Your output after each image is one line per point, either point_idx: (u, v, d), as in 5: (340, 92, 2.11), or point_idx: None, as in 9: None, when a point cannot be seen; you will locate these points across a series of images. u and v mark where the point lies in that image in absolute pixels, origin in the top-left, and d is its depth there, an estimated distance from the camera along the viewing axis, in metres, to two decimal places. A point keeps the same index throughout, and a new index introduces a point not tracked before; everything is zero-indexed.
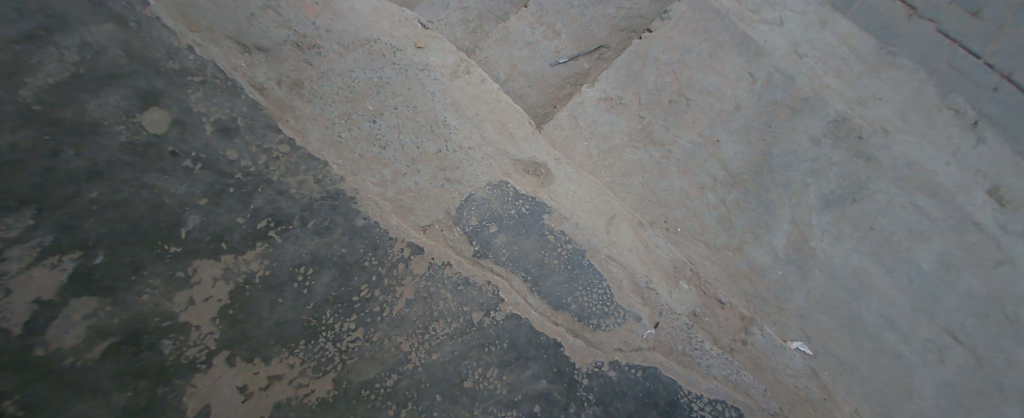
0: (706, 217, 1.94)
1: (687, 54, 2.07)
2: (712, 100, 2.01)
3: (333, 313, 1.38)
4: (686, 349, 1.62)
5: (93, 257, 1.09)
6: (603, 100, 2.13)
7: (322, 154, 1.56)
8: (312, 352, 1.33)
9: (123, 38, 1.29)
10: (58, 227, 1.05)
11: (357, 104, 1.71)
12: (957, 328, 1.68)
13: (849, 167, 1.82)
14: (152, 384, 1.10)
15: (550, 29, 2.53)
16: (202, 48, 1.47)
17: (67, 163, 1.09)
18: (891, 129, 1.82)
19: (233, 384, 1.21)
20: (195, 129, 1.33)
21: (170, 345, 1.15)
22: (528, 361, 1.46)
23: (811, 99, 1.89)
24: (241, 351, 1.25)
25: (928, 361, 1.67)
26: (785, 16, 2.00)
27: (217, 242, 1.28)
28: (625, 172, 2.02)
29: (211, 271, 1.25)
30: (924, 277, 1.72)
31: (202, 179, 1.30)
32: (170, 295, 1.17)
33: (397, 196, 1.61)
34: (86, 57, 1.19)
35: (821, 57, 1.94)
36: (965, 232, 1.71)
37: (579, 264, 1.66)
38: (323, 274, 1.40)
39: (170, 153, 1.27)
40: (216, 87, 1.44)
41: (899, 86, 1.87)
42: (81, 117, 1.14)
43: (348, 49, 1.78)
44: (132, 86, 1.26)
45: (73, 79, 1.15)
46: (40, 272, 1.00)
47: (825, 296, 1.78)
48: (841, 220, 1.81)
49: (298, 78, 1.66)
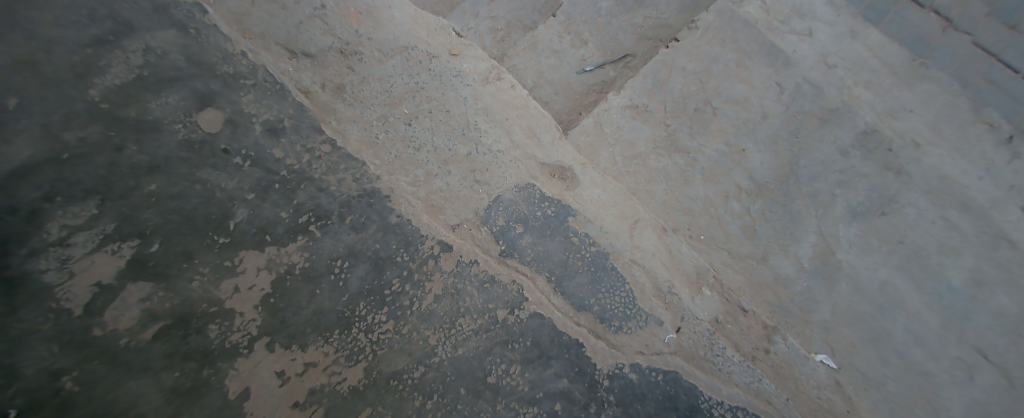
0: (730, 225, 1.94)
1: (714, 63, 2.09)
2: (738, 110, 2.02)
3: (365, 305, 1.45)
4: (708, 355, 1.60)
5: (150, 245, 1.18)
6: (629, 107, 2.17)
7: (361, 155, 1.64)
8: (345, 342, 1.40)
9: (184, 43, 1.40)
10: (118, 217, 1.15)
11: (394, 107, 1.80)
12: (988, 346, 1.64)
13: (879, 179, 1.81)
14: (197, 365, 1.18)
15: (578, 38, 2.60)
16: (253, 53, 1.57)
17: (130, 158, 1.20)
18: (922, 142, 1.80)
19: (272, 369, 1.28)
20: (246, 129, 1.43)
21: (216, 329, 1.23)
22: (550, 359, 1.50)
23: (840, 109, 1.88)
24: (280, 338, 1.32)
25: (957, 380, 1.64)
26: (815, 26, 2.00)
27: (261, 234, 1.37)
28: (650, 179, 2.03)
29: (255, 261, 1.34)
30: (955, 294, 1.69)
31: (250, 175, 1.40)
32: (218, 283, 1.26)
33: (429, 196, 1.69)
34: (149, 60, 1.30)
35: (851, 68, 1.93)
36: (997, 249, 1.67)
37: (603, 267, 1.69)
38: (358, 268, 1.48)
39: (223, 151, 1.37)
40: (266, 90, 1.54)
41: (932, 99, 1.86)
42: (144, 116, 1.25)
43: (387, 56, 1.87)
44: (190, 88, 1.36)
45: (137, 81, 1.26)
46: (101, 258, 1.09)
47: (850, 309, 1.77)
48: (869, 232, 1.80)
49: (341, 82, 1.76)
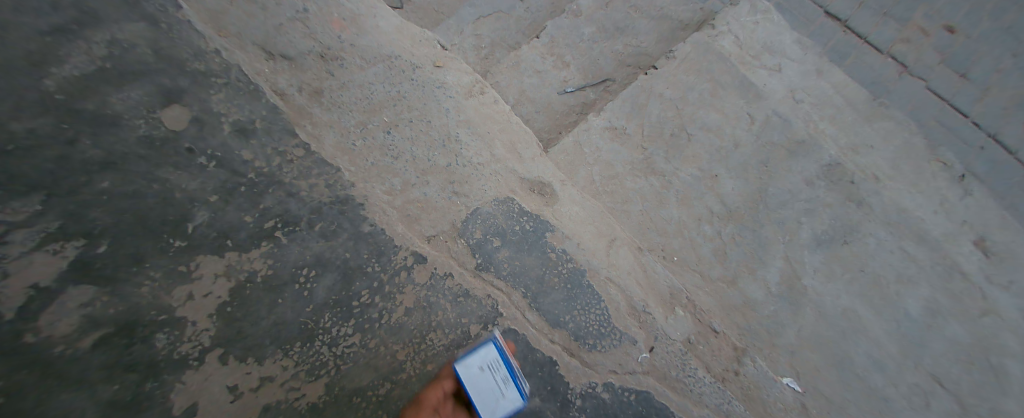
0: (702, 248, 1.92)
1: (690, 91, 2.11)
2: (712, 137, 2.05)
3: (331, 317, 1.39)
4: (680, 375, 1.62)
5: (97, 246, 1.10)
6: (608, 129, 2.10)
7: (336, 160, 1.59)
8: (306, 355, 1.34)
9: (153, 37, 1.35)
10: (64, 214, 1.06)
11: (373, 114, 1.76)
12: (944, 374, 1.73)
13: (841, 209, 1.90)
14: (141, 378, 1.09)
15: (560, 60, 2.62)
16: (229, 52, 1.53)
17: (82, 153, 1.13)
18: (881, 177, 1.92)
19: (223, 383, 1.21)
20: (213, 128, 1.36)
21: (164, 339, 1.15)
22: (523, 377, 1.52)
23: (806, 142, 1.98)
24: (235, 350, 1.24)
25: (914, 406, 1.70)
26: (784, 63, 2.12)
27: (222, 239, 1.29)
28: (626, 199, 1.98)
29: (213, 267, 1.26)
30: (912, 322, 1.78)
31: (214, 177, 1.32)
32: (169, 289, 1.18)
33: (405, 206, 1.65)
34: (114, 53, 1.25)
35: (816, 103, 2.05)
36: (951, 279, 1.81)
37: (579, 284, 1.67)
38: (325, 277, 1.41)
39: (187, 149, 1.30)
40: (238, 89, 1.49)
41: (889, 136, 2.00)
42: (102, 110, 1.18)
43: (369, 63, 1.83)
44: (156, 84, 1.30)
45: (97, 73, 1.20)
46: (40, 258, 1.01)
47: (815, 334, 1.79)
48: (833, 259, 1.87)
49: (319, 86, 1.72)
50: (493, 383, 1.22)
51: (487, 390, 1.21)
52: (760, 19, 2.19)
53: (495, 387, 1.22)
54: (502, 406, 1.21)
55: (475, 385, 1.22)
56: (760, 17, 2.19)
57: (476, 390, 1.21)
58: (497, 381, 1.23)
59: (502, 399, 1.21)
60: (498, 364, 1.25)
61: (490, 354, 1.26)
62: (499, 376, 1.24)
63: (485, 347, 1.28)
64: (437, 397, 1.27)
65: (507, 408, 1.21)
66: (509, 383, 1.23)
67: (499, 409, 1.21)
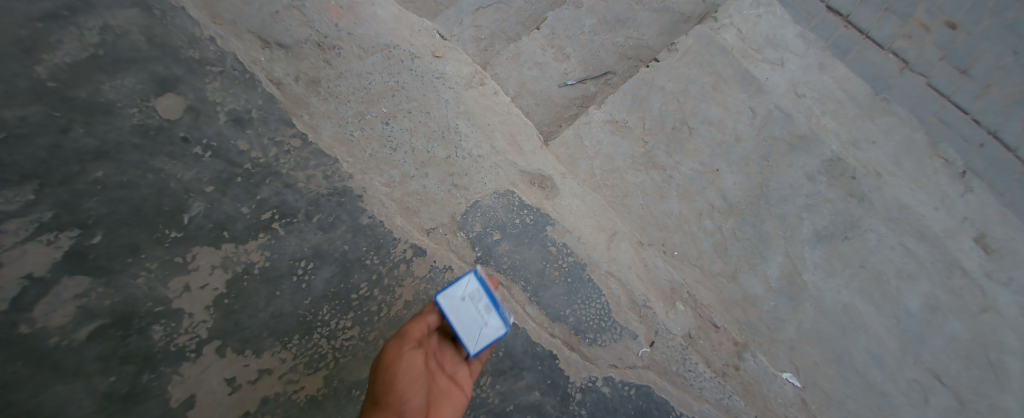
0: (702, 242, 1.91)
1: (691, 85, 2.09)
2: (713, 131, 2.03)
3: (329, 310, 1.38)
4: (680, 370, 1.62)
5: (92, 236, 1.08)
6: (609, 122, 2.08)
7: (334, 151, 1.57)
8: (305, 348, 1.33)
9: (146, 24, 1.32)
10: (57, 204, 1.05)
11: (372, 105, 1.73)
12: (942, 369, 1.73)
13: (843, 204, 1.89)
14: (137, 370, 1.07)
15: (561, 52, 2.60)
16: (224, 40, 1.51)
17: (75, 141, 1.10)
18: (882, 172, 1.92)
19: (221, 376, 1.19)
20: (209, 118, 1.34)
21: (161, 331, 1.13)
22: (523, 371, 1.51)
23: (808, 136, 1.96)
24: (232, 342, 1.23)
25: (913, 401, 1.70)
26: (786, 57, 2.10)
27: (219, 230, 1.27)
28: (627, 193, 1.96)
29: (209, 258, 1.24)
30: (912, 318, 1.78)
31: (210, 167, 1.30)
32: (165, 280, 1.16)
33: (404, 198, 1.63)
34: (107, 39, 1.22)
35: (819, 98, 2.04)
36: (951, 276, 1.81)
37: (579, 278, 1.67)
38: (323, 269, 1.40)
39: (182, 139, 1.28)
40: (234, 78, 1.47)
41: (891, 131, 1.99)
42: (95, 98, 1.16)
43: (367, 53, 1.80)
44: (150, 71, 1.28)
45: (90, 60, 1.18)
46: (34, 249, 0.99)
47: (815, 329, 1.79)
48: (833, 255, 1.86)
49: (316, 76, 1.70)
50: (476, 313, 1.10)
51: (471, 321, 1.09)
52: (763, 12, 2.16)
53: (478, 316, 1.10)
54: (486, 335, 1.09)
55: (458, 317, 1.09)
56: (763, 10, 2.17)
57: (458, 321, 1.09)
58: (481, 310, 1.10)
59: (486, 328, 1.09)
60: (482, 294, 1.10)
61: (472, 284, 1.11)
62: (483, 305, 1.10)
63: (467, 276, 1.11)
64: (421, 331, 1.13)
65: (491, 337, 1.09)
66: (493, 312, 1.11)
67: (483, 339, 1.09)
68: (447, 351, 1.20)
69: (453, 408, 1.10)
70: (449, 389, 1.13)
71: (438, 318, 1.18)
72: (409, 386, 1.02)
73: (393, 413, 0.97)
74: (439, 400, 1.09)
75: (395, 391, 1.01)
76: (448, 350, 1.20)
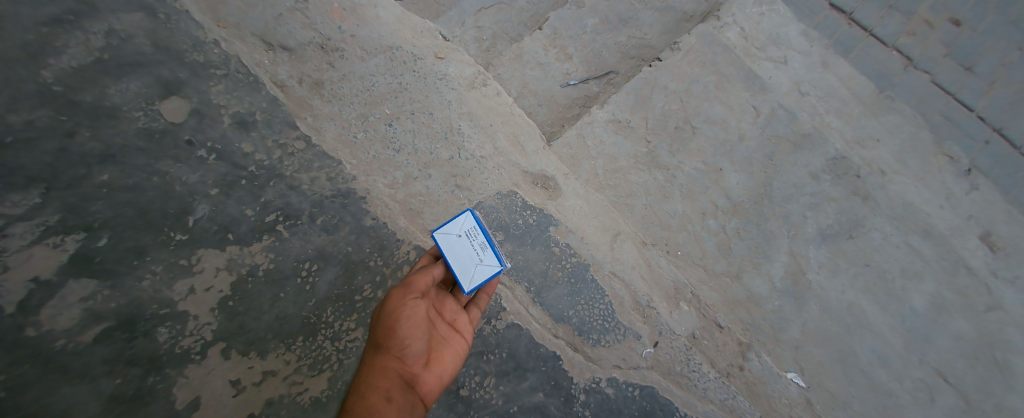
0: (706, 242, 1.91)
1: (694, 84, 2.09)
2: (717, 130, 2.02)
3: (333, 311, 1.39)
4: (684, 370, 1.62)
5: (97, 239, 1.09)
6: (612, 122, 2.08)
7: (337, 154, 1.58)
8: (309, 350, 1.33)
9: (151, 28, 1.35)
10: (63, 208, 1.05)
11: (375, 106, 1.74)
12: (948, 369, 1.72)
13: (847, 203, 1.88)
14: (143, 372, 1.07)
15: (563, 52, 2.60)
16: (227, 42, 1.53)
17: (82, 144, 1.11)
18: (887, 171, 1.91)
19: (226, 378, 1.19)
20: (213, 120, 1.35)
21: (167, 333, 1.13)
22: (526, 372, 1.51)
23: (811, 135, 1.96)
24: (237, 344, 1.23)
25: (919, 401, 1.69)
26: (789, 55, 2.10)
27: (223, 232, 1.27)
28: (630, 193, 1.96)
29: (214, 261, 1.24)
30: (917, 317, 1.77)
31: (214, 169, 1.31)
32: (171, 283, 1.16)
33: (407, 199, 1.64)
34: (112, 43, 1.24)
35: (822, 96, 2.03)
36: (956, 274, 1.80)
37: (582, 278, 1.68)
38: (327, 271, 1.41)
39: (187, 141, 1.28)
40: (238, 81, 1.48)
41: (896, 129, 1.98)
42: (101, 102, 1.17)
43: (370, 55, 1.81)
44: (155, 75, 1.29)
45: (96, 64, 1.19)
46: (41, 252, 1.00)
47: (820, 328, 1.78)
48: (839, 254, 1.85)
49: (319, 78, 1.71)
50: (471, 250, 1.13)
51: (466, 256, 1.13)
52: (766, 11, 2.16)
53: (473, 253, 1.13)
54: (481, 272, 1.12)
55: (453, 251, 1.14)
56: (766, 8, 2.16)
57: (454, 256, 1.14)
58: (476, 247, 1.13)
59: (481, 265, 1.12)
60: (478, 231, 1.14)
61: (469, 222, 1.15)
62: (478, 243, 1.14)
63: (464, 214, 1.15)
64: (426, 283, 1.13)
65: (486, 273, 1.12)
66: (489, 250, 1.13)
67: (477, 275, 1.12)
68: (447, 301, 1.22)
69: (453, 354, 1.15)
70: (448, 337, 1.17)
71: (443, 271, 1.18)
72: (411, 333, 1.06)
73: (394, 357, 1.04)
74: (439, 346, 1.14)
75: (397, 336, 1.05)
76: (449, 299, 1.23)
